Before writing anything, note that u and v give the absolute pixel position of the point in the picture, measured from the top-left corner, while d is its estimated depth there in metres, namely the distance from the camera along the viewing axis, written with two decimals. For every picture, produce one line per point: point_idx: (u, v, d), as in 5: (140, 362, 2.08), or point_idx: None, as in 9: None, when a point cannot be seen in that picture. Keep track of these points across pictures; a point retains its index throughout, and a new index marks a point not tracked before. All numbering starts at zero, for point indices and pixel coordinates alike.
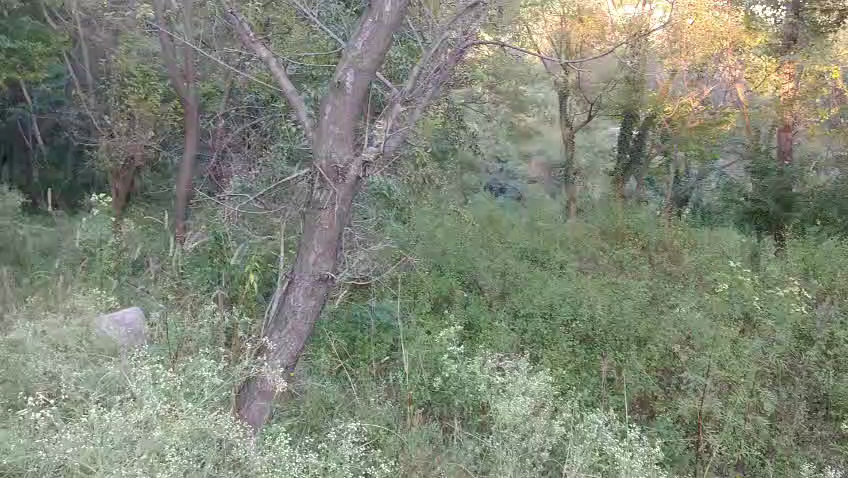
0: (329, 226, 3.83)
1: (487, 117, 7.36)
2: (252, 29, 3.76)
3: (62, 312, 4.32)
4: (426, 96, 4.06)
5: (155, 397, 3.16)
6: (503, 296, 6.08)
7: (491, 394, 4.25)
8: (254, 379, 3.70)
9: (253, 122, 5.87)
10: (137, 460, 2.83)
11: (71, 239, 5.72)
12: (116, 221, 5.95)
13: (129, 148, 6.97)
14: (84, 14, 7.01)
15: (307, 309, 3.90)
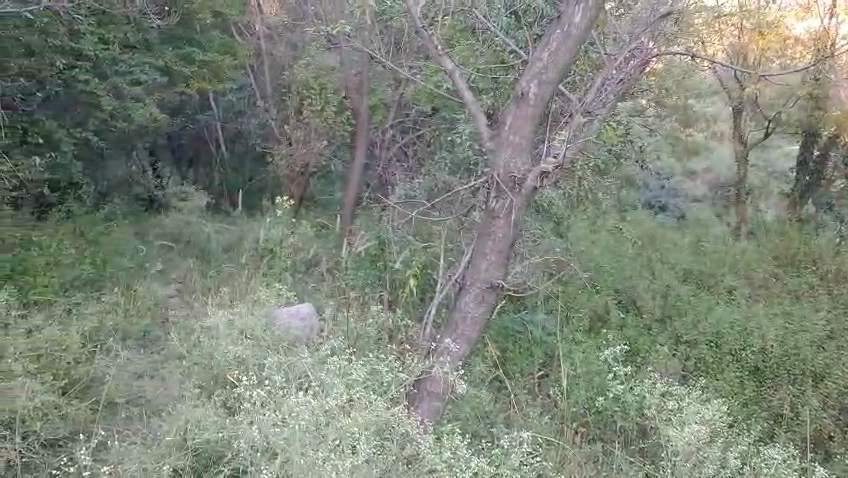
0: (503, 235, 3.81)
1: (650, 132, 7.13)
2: (440, 42, 3.85)
3: (248, 304, 4.66)
4: (606, 107, 4.03)
5: (340, 388, 3.34)
6: (663, 319, 5.80)
7: (660, 419, 4.10)
8: (426, 380, 3.83)
9: (420, 131, 6.06)
10: (328, 446, 2.99)
11: (249, 237, 6.16)
12: (291, 222, 6.35)
13: (304, 155, 7.14)
14: (266, 30, 7.57)
15: (477, 315, 3.88)
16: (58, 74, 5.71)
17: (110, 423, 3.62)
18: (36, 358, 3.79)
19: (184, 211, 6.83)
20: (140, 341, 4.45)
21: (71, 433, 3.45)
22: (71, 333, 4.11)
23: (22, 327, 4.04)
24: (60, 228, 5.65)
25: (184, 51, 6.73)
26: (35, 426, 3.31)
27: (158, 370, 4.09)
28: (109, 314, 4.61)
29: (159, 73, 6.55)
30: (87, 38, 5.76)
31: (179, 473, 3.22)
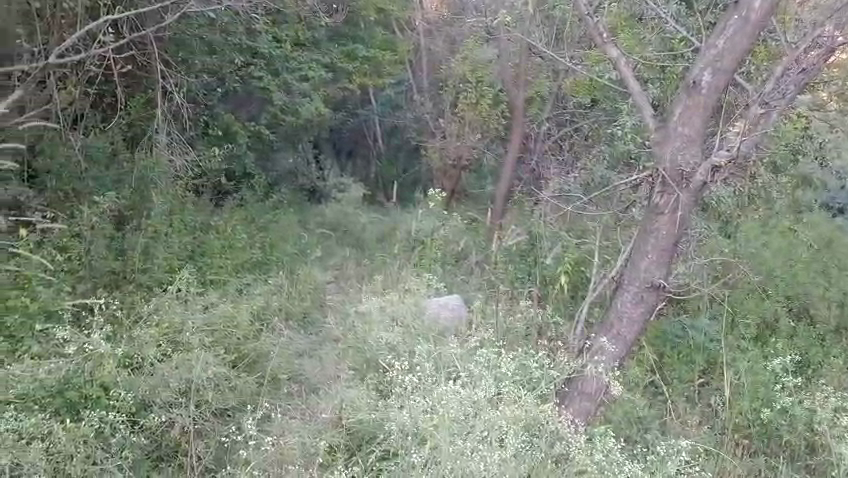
0: (667, 233, 3.60)
1: (832, 127, 6.49)
2: (606, 30, 3.71)
3: (401, 292, 4.78)
4: (787, 98, 3.70)
5: (490, 381, 3.32)
6: (840, 331, 5.27)
7: (832, 436, 3.82)
8: (577, 379, 3.72)
9: (577, 124, 5.93)
10: (479, 436, 2.99)
11: (402, 228, 6.33)
12: (443, 214, 6.45)
13: (458, 149, 7.22)
14: (426, 26, 7.73)
15: (636, 316, 3.70)
16: (236, 70, 6.13)
17: (273, 398, 3.86)
18: (211, 332, 4.12)
19: (343, 201, 7.12)
20: (300, 322, 4.70)
21: (239, 404, 3.71)
22: (241, 312, 4.40)
23: (200, 303, 4.40)
24: (234, 214, 6.06)
25: (348, 48, 7.08)
26: (207, 395, 3.57)
27: (316, 350, 4.32)
28: (275, 295, 4.89)
29: (325, 69, 6.88)
30: (262, 36, 6.16)
31: (335, 450, 3.36)
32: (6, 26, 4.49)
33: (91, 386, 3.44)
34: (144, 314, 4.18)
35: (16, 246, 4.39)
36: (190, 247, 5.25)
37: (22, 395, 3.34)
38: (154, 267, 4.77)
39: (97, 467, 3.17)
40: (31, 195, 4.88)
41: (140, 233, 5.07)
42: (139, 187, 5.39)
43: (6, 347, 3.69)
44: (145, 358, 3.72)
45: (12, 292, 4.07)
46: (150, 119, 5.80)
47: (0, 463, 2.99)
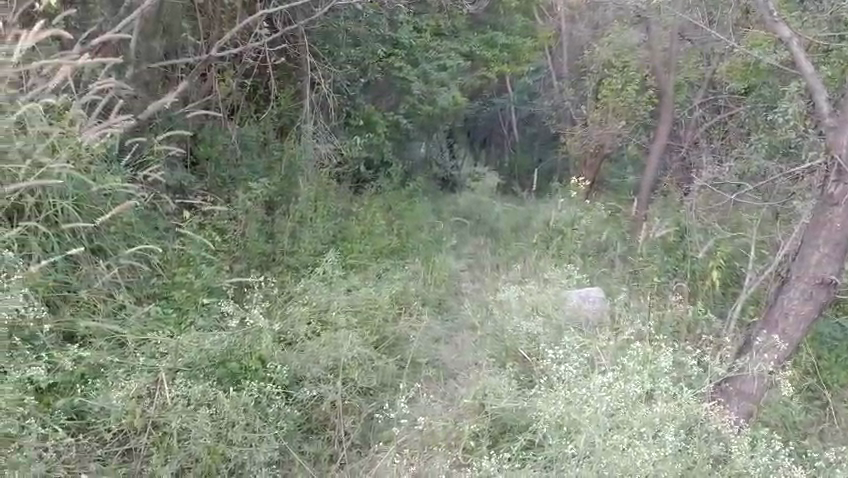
0: (841, 226, 3.33)
1: None
2: (777, 7, 3.45)
3: (541, 281, 4.73)
4: None
5: (639, 378, 3.24)
6: None
7: None
8: (735, 379, 3.57)
9: (730, 111, 5.62)
10: (635, 432, 2.93)
11: (539, 218, 6.26)
12: (583, 205, 6.31)
13: (599, 138, 7.04)
14: (567, 12, 7.59)
15: (802, 314, 3.46)
16: (378, 61, 6.32)
17: (412, 380, 3.93)
18: (355, 313, 4.25)
19: (477, 191, 7.09)
20: (438, 308, 4.76)
21: (381, 385, 3.82)
22: (381, 296, 4.50)
23: (344, 285, 4.54)
24: (375, 201, 6.20)
25: (487, 37, 7.11)
26: (353, 375, 3.69)
27: (454, 336, 4.39)
28: (413, 281, 4.97)
29: (464, 58, 6.95)
30: (403, 27, 6.34)
31: (478, 437, 3.39)
32: (170, 23, 5.03)
33: (250, 359, 3.60)
34: (295, 292, 4.40)
35: (182, 227, 4.71)
36: (333, 233, 5.44)
37: (189, 363, 3.52)
38: (300, 250, 5.02)
39: (255, 435, 3.24)
40: (194, 180, 5.22)
41: (288, 219, 5.33)
42: (285, 173, 5.72)
43: (174, 320, 3.96)
44: (296, 335, 3.91)
45: (179, 270, 4.36)
46: (298, 111, 6.05)
47: (171, 425, 3.17)
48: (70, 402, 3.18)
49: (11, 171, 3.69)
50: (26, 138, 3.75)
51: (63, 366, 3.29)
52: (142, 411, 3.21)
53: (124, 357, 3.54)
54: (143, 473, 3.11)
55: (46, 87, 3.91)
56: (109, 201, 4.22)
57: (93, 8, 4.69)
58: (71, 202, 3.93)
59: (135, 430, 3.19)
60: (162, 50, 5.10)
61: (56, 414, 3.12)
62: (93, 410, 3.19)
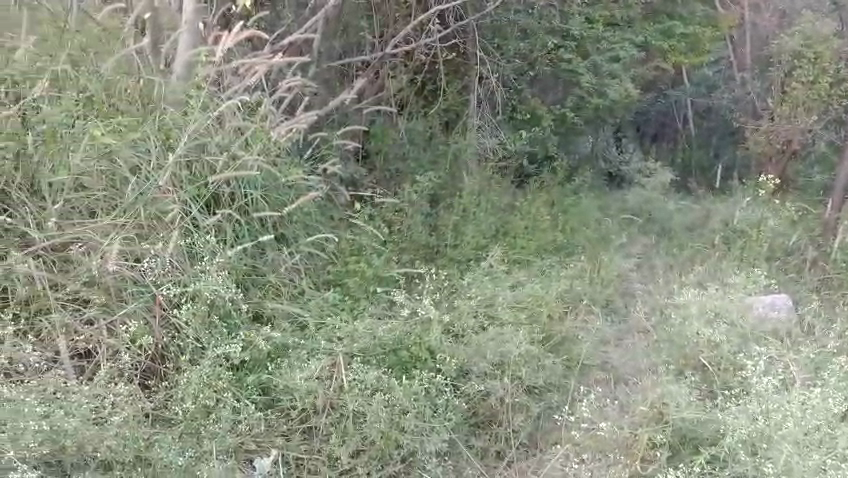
0: None
1: None
2: None
3: (722, 286, 4.42)
4: None
5: (837, 397, 3.34)
6: None
7: None
8: None
9: None
10: (836, 452, 3.03)
11: (716, 216, 5.86)
12: (770, 204, 5.85)
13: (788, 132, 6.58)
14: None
15: None
16: (547, 53, 6.30)
17: (581, 382, 3.85)
18: (520, 309, 4.16)
19: (645, 185, 6.37)
20: (606, 309, 4.57)
21: (548, 384, 3.73)
22: (549, 293, 4.33)
23: (509, 280, 4.46)
24: (537, 197, 5.82)
25: (664, 26, 6.70)
26: (520, 371, 3.65)
27: (622, 339, 4.23)
28: (579, 280, 4.70)
29: (638, 49, 6.64)
30: (574, 19, 6.31)
31: (656, 445, 3.31)
32: (349, 23, 5.32)
33: (420, 349, 3.66)
34: (459, 288, 4.34)
35: (354, 217, 4.84)
36: (496, 227, 5.22)
37: (363, 349, 3.64)
38: (463, 243, 4.93)
39: (426, 425, 3.31)
40: (364, 173, 5.36)
41: (452, 212, 5.28)
42: (449, 168, 5.65)
43: (349, 305, 4.09)
44: (464, 328, 3.89)
45: (351, 258, 4.48)
46: (464, 105, 6.08)
47: (348, 407, 3.30)
48: (258, 379, 3.39)
49: (210, 164, 4.01)
50: (221, 135, 4.11)
51: (255, 345, 3.48)
52: (323, 392, 3.37)
53: (306, 338, 3.74)
54: (322, 452, 3.26)
55: (244, 85, 4.27)
56: (294, 190, 4.48)
57: (281, 11, 4.98)
58: (260, 193, 4.18)
59: (315, 411, 3.35)
60: (341, 49, 5.37)
61: (247, 389, 3.33)
62: (277, 388, 3.39)
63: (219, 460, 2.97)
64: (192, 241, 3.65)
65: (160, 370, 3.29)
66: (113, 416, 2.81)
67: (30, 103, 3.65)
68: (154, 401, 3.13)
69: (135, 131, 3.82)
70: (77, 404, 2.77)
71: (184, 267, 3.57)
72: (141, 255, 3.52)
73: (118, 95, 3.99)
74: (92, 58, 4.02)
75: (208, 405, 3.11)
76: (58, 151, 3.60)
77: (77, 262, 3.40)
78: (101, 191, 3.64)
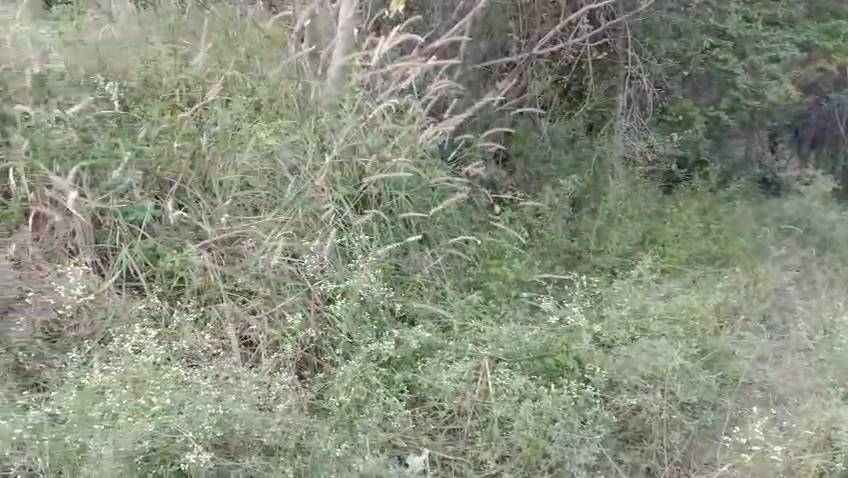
0: None
1: None
2: None
3: None
4: None
5: None
6: None
7: None
8: None
9: None
10: None
11: None
12: None
13: None
14: None
15: None
16: (702, 52, 5.97)
17: (738, 401, 3.65)
18: (672, 322, 3.95)
19: (808, 192, 5.87)
20: (765, 325, 4.25)
21: (703, 400, 3.53)
22: (705, 304, 4.10)
23: (660, 290, 4.25)
24: (687, 203, 5.51)
25: (828, 25, 6.03)
26: (674, 385, 3.48)
27: (782, 356, 3.99)
28: (734, 292, 4.40)
29: (801, 48, 6.04)
30: (731, 17, 5.94)
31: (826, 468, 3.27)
32: (495, 24, 5.30)
33: (567, 357, 3.57)
34: (605, 295, 4.18)
35: (495, 219, 4.73)
36: (642, 233, 5.00)
37: (508, 354, 3.58)
38: (608, 249, 4.74)
39: (576, 436, 3.23)
40: (504, 175, 5.26)
41: (596, 217, 5.09)
42: (594, 172, 5.52)
43: (492, 308, 4.02)
44: (614, 338, 3.77)
45: (491, 261, 4.36)
46: (610, 106, 5.90)
47: (495, 412, 3.27)
48: (404, 377, 3.39)
49: (359, 165, 4.08)
50: (372, 135, 4.15)
51: (405, 344, 3.52)
52: (469, 394, 3.35)
53: (450, 339, 3.70)
54: (467, 454, 3.22)
55: (395, 88, 4.33)
56: (441, 191, 4.43)
57: (430, 14, 5.01)
58: (403, 194, 4.18)
59: (460, 413, 3.33)
60: (486, 51, 5.35)
61: (394, 387, 3.34)
62: (423, 387, 3.37)
63: (372, 454, 3.03)
64: (344, 239, 3.75)
65: (312, 362, 3.40)
66: (279, 404, 2.97)
67: (203, 105, 3.90)
68: (311, 391, 3.26)
69: (294, 134, 4.00)
70: (248, 389, 2.96)
71: (336, 266, 3.69)
72: (299, 250, 3.66)
73: (280, 97, 4.18)
74: (256, 64, 4.25)
75: (359, 399, 3.19)
76: (229, 149, 3.83)
77: (244, 256, 3.57)
78: (264, 189, 3.81)
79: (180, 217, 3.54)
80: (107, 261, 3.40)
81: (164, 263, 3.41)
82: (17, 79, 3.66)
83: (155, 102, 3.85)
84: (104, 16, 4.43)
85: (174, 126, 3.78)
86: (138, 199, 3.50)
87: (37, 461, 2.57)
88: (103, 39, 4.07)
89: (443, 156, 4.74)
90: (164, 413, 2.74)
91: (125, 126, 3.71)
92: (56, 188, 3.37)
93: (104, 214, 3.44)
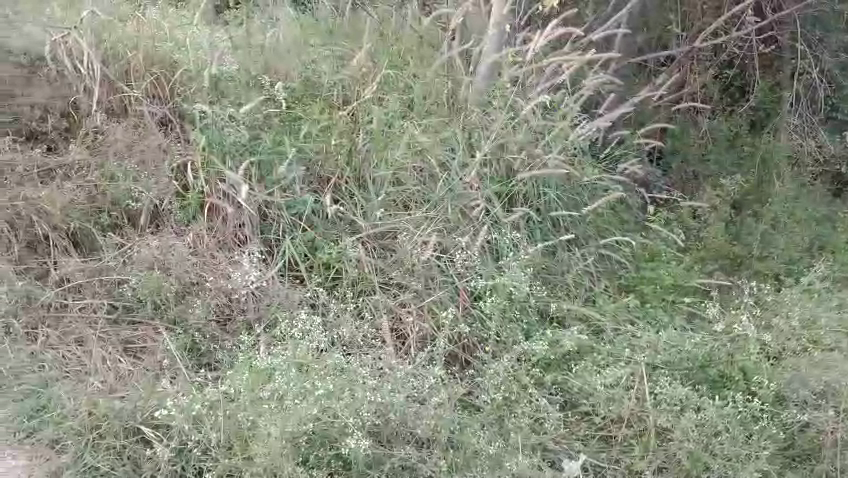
0: None
1: None
2: None
3: None
4: None
5: None
6: None
7: None
8: None
9: None
10: None
11: None
12: None
13: None
14: None
15: None
16: None
17: None
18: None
19: None
20: None
21: None
22: None
23: (835, 300, 3.87)
24: None
25: None
26: None
27: None
28: None
29: None
30: None
31: None
32: (651, 18, 5.12)
33: (731, 367, 3.36)
34: (773, 304, 3.86)
35: (651, 220, 4.51)
36: (812, 238, 4.58)
37: (667, 362, 3.38)
38: (774, 255, 4.37)
39: (741, 452, 3.01)
40: (657, 175, 5.02)
41: (759, 220, 4.73)
42: (760, 170, 5.11)
43: (647, 313, 3.81)
44: (784, 349, 3.49)
45: (646, 263, 4.14)
46: (777, 103, 5.53)
47: (652, 419, 3.12)
48: (555, 379, 3.28)
49: (509, 162, 4.03)
50: (522, 132, 4.07)
51: (557, 345, 3.40)
52: (627, 402, 3.19)
53: (604, 343, 3.53)
54: (620, 462, 3.09)
55: (550, 83, 4.25)
56: (591, 191, 4.30)
57: (583, 10, 4.90)
58: (553, 193, 4.08)
59: (615, 420, 3.19)
60: (640, 46, 5.15)
61: (545, 389, 3.24)
62: (574, 390, 3.26)
63: (524, 455, 2.95)
64: (495, 236, 3.72)
65: (460, 359, 3.39)
66: (433, 397, 2.99)
67: (363, 103, 3.98)
68: (462, 385, 3.23)
69: (446, 131, 4.03)
70: (403, 380, 3.02)
71: (485, 263, 3.64)
72: (448, 246, 3.68)
73: (433, 95, 4.19)
74: (411, 64, 4.30)
75: (510, 398, 3.14)
76: (384, 147, 3.87)
77: (395, 250, 3.64)
78: (415, 186, 3.84)
79: (337, 211, 3.66)
80: (271, 250, 3.59)
81: (322, 254, 3.55)
82: (195, 79, 3.87)
83: (313, 102, 4.02)
84: (270, 21, 4.65)
85: (333, 123, 3.88)
86: (300, 193, 3.66)
87: (212, 435, 2.74)
88: (270, 43, 4.25)
89: (594, 154, 4.59)
90: (326, 397, 2.83)
91: (289, 123, 3.88)
92: (229, 182, 3.58)
93: (270, 206, 3.63)
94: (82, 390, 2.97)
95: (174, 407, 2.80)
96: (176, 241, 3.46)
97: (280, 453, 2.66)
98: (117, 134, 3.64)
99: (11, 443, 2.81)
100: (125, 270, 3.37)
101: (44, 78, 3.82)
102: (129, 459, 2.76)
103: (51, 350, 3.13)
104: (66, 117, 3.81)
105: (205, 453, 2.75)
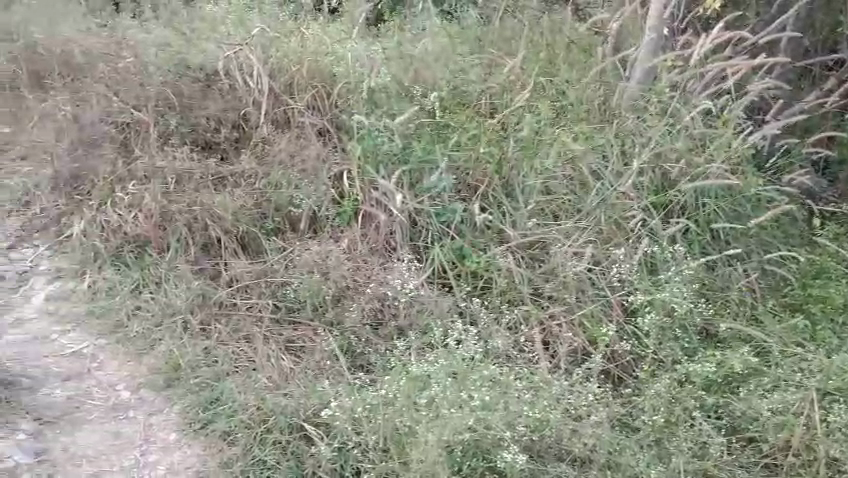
0: None
1: None
2: None
3: None
4: None
5: None
6: None
7: None
8: None
9: None
10: None
11: None
12: None
13: None
14: None
15: None
16: None
17: None
18: None
19: None
20: None
21: None
22: None
23: None
24: None
25: None
26: None
27: None
28: None
29: None
30: None
31: None
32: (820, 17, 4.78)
33: None
34: None
35: (817, 234, 4.18)
36: None
37: (841, 388, 3.12)
38: None
39: None
40: (823, 185, 4.65)
41: None
42: None
43: (818, 335, 3.53)
44: None
45: (814, 280, 3.84)
46: None
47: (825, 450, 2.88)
48: (716, 401, 3.11)
49: (666, 170, 3.89)
50: (681, 140, 3.93)
51: (719, 365, 3.22)
52: (799, 431, 2.95)
53: (770, 366, 3.31)
54: None
55: (711, 88, 4.07)
56: (752, 202, 4.04)
57: (745, 10, 4.64)
58: (712, 203, 3.86)
59: (783, 448, 2.98)
60: (806, 47, 4.82)
61: (706, 412, 3.07)
62: (736, 414, 3.07)
63: None
64: (652, 248, 3.59)
65: (613, 375, 3.27)
66: (589, 415, 2.93)
67: (515, 112, 4.01)
68: (618, 401, 3.13)
69: (598, 139, 3.94)
70: (557, 395, 2.97)
71: (640, 276, 3.52)
72: (601, 257, 3.59)
73: (584, 103, 4.12)
74: (562, 72, 4.26)
75: (670, 420, 3.00)
76: (533, 155, 3.85)
77: (544, 260, 3.59)
78: (564, 195, 3.78)
79: (486, 220, 3.66)
80: (419, 256, 3.63)
81: (471, 263, 3.55)
82: (354, 90, 4.05)
83: (464, 110, 4.06)
84: (421, 33, 4.75)
85: (483, 132, 3.91)
86: (450, 201, 3.69)
87: (371, 438, 2.82)
88: (422, 54, 4.35)
89: (755, 162, 4.32)
90: (482, 408, 2.84)
91: (439, 132, 3.94)
92: (381, 190, 3.67)
93: (419, 214, 3.67)
94: (251, 386, 3.11)
95: (338, 408, 2.92)
96: (332, 247, 3.60)
97: (437, 461, 2.67)
98: (281, 143, 3.88)
99: (188, 434, 2.97)
100: (288, 273, 3.55)
101: (218, 92, 4.15)
102: (292, 454, 2.88)
103: (223, 347, 3.29)
104: (236, 129, 4.08)
105: (364, 454, 2.83)
